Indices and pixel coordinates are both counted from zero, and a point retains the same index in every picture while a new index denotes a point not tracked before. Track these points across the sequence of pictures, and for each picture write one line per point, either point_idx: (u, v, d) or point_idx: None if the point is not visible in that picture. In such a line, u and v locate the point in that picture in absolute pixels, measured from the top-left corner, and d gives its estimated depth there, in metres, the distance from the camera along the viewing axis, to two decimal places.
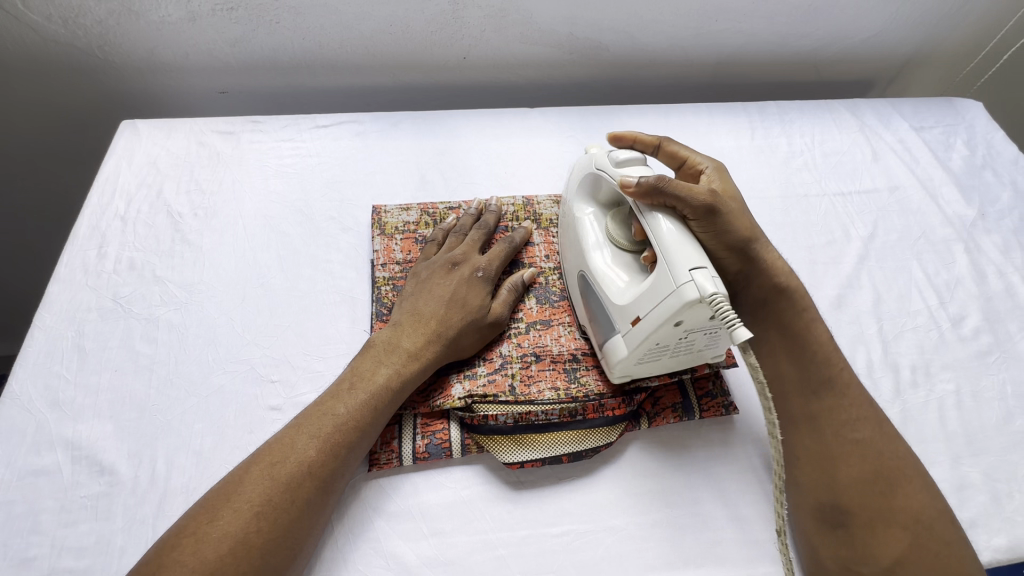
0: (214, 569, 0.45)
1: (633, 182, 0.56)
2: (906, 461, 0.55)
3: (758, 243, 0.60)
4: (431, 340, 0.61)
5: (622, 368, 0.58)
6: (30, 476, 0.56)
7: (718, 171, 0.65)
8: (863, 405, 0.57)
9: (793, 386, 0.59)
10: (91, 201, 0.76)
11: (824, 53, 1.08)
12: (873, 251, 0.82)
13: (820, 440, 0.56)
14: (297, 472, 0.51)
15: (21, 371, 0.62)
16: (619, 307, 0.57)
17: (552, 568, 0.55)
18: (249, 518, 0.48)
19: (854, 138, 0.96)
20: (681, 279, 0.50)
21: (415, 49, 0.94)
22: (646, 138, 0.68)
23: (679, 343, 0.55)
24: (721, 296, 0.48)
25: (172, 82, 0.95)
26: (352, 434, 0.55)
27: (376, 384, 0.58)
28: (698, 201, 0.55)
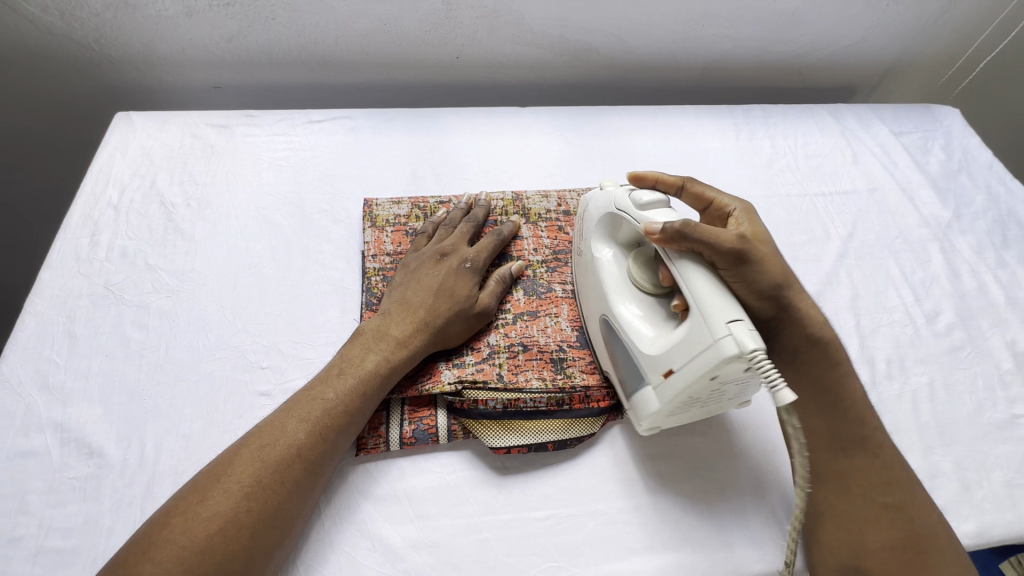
0: (203, 547, 0.46)
1: (658, 228, 0.55)
2: (937, 529, 0.54)
3: (792, 289, 0.57)
4: (420, 329, 0.63)
5: (655, 420, 0.58)
6: (17, 458, 0.56)
7: (747, 213, 0.63)
8: (896, 468, 0.56)
9: (823, 442, 0.58)
10: (84, 191, 0.77)
11: (807, 60, 1.11)
12: (851, 249, 0.84)
13: (851, 502, 0.55)
14: (287, 454, 0.52)
15: (11, 355, 0.63)
16: (650, 357, 0.56)
17: (535, 551, 0.56)
18: (239, 499, 0.49)
19: (836, 141, 0.99)
20: (718, 334, 0.49)
21: (409, 48, 0.96)
22: (669, 178, 0.67)
23: (714, 392, 0.54)
24: (761, 353, 0.47)
25: (167, 76, 0.96)
26: (341, 417, 0.56)
27: (365, 370, 0.59)
28: (725, 247, 0.53)
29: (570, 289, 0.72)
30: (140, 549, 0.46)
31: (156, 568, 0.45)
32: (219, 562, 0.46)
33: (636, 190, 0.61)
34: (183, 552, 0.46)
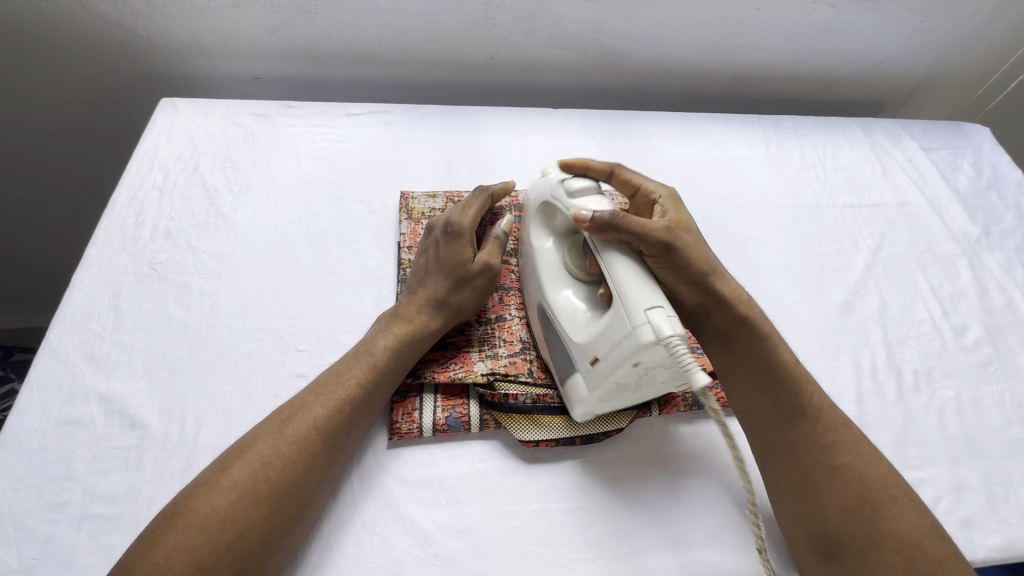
0: (225, 515, 0.47)
1: (587, 217, 0.56)
2: (888, 480, 0.54)
3: (716, 275, 0.61)
4: (427, 307, 0.65)
5: (585, 408, 0.59)
6: (64, 425, 0.58)
7: (671, 199, 0.66)
8: (839, 427, 0.57)
9: (767, 413, 0.59)
10: (130, 172, 0.80)
11: (838, 73, 1.12)
12: (879, 261, 0.85)
13: (804, 469, 0.55)
14: (304, 428, 0.54)
15: (58, 326, 0.64)
16: (579, 345, 0.57)
17: (563, 542, 0.57)
18: (258, 469, 0.50)
19: (865, 155, 0.99)
20: (637, 321, 0.50)
21: (447, 47, 0.97)
22: (598, 165, 0.70)
23: (639, 379, 0.55)
24: (677, 339, 0.48)
25: (209, 65, 0.98)
26: (356, 395, 0.57)
27: (375, 352, 0.60)
28: (654, 237, 0.56)
29: None
30: (169, 518, 0.47)
31: (179, 535, 0.46)
32: (237, 532, 0.47)
33: (569, 178, 0.63)
34: (207, 521, 0.47)
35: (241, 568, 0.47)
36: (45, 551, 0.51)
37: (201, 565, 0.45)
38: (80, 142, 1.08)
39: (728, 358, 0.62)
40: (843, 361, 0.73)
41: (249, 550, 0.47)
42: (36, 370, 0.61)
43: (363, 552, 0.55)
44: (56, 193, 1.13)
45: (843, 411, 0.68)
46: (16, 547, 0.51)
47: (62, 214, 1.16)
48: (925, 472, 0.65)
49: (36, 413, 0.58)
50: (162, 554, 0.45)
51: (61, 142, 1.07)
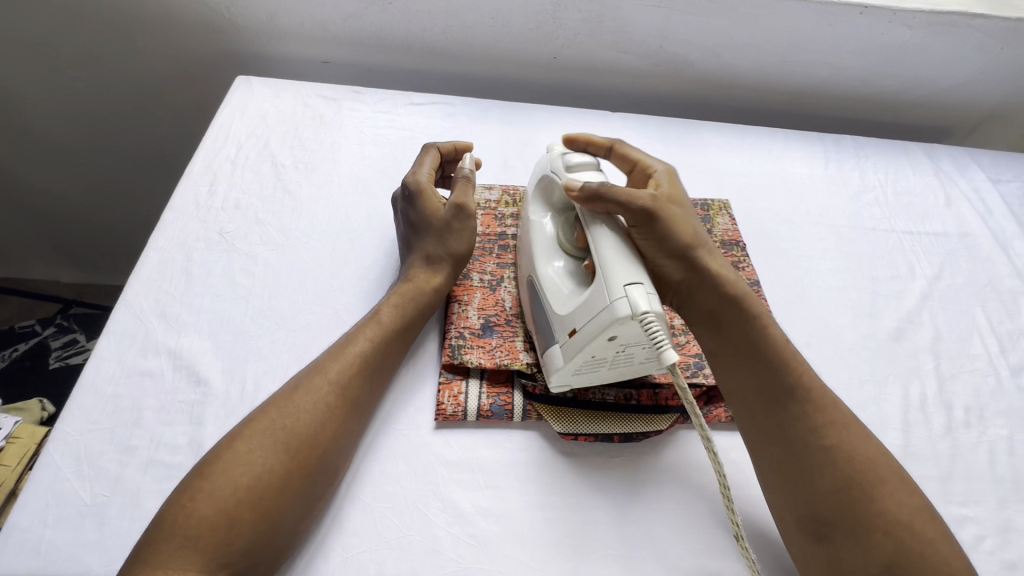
0: (250, 461, 0.50)
1: (578, 186, 0.62)
2: (880, 460, 0.54)
3: (701, 249, 0.63)
4: (425, 268, 0.69)
5: (560, 377, 0.60)
6: (135, 375, 0.62)
7: (668, 174, 0.69)
8: (831, 408, 0.57)
9: (755, 395, 0.59)
10: (206, 143, 0.84)
11: (905, 96, 1.09)
12: (937, 291, 0.82)
13: (793, 448, 0.55)
14: (323, 385, 0.57)
15: (135, 283, 0.69)
16: (560, 317, 0.59)
17: (597, 538, 0.58)
18: (273, 418, 0.54)
19: (929, 182, 0.97)
20: (615, 295, 0.53)
21: (511, 44, 0.99)
22: (598, 140, 0.72)
23: (616, 355, 0.57)
24: (651, 316, 0.52)
25: (283, 48, 1.02)
26: (371, 358, 0.61)
27: (383, 320, 0.64)
28: (635, 204, 0.60)
29: None
30: (203, 466, 0.51)
31: (209, 481, 0.49)
32: (257, 477, 0.50)
33: (569, 153, 0.67)
34: (233, 467, 0.50)
35: (262, 513, 0.49)
36: (114, 490, 0.55)
37: (226, 509, 0.48)
38: (159, 111, 1.15)
39: (718, 339, 0.62)
40: (890, 390, 0.71)
41: (268, 495, 0.50)
42: (113, 322, 0.65)
43: (405, 525, 0.56)
44: (134, 159, 1.23)
45: (889, 439, 0.67)
46: (89, 483, 0.55)
47: (140, 181, 1.27)
48: (971, 509, 0.63)
49: (113, 361, 0.63)
50: (190, 499, 0.48)
51: (141, 111, 1.14)
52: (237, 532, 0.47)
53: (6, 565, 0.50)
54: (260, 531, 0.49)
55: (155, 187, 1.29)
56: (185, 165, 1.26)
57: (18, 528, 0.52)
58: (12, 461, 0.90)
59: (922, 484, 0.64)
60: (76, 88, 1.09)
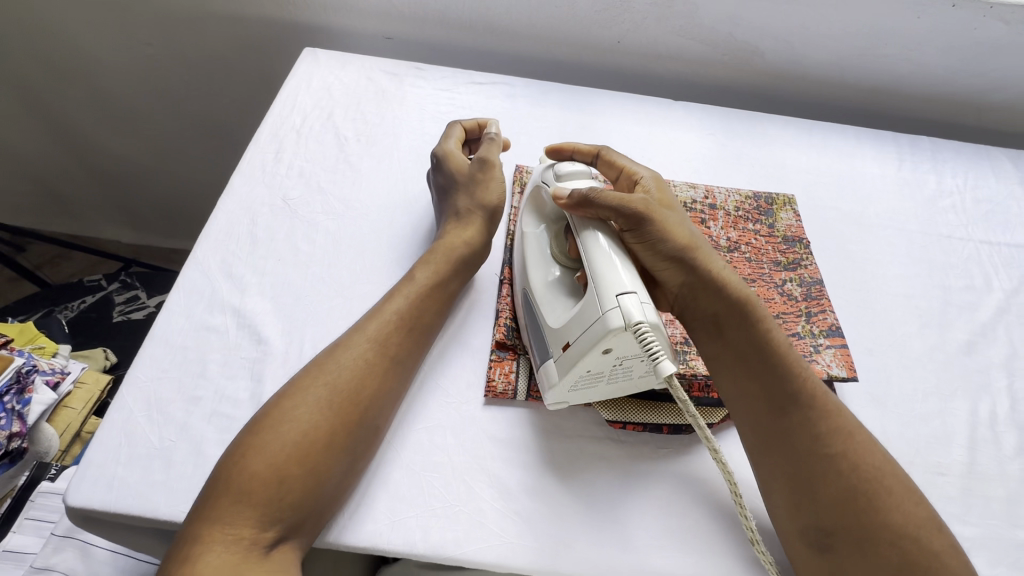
0: (302, 416, 0.53)
1: (566, 195, 0.61)
2: (885, 469, 0.52)
3: (697, 253, 0.60)
4: (458, 224, 0.71)
5: (556, 395, 0.58)
6: (202, 330, 0.65)
7: (654, 181, 0.67)
8: (834, 414, 0.55)
9: (758, 403, 0.56)
10: (273, 112, 0.86)
11: (991, 97, 1.03)
12: (1015, 306, 0.78)
13: (798, 456, 0.53)
14: (363, 345, 0.59)
15: (204, 243, 0.72)
16: (553, 331, 0.58)
17: (642, 526, 0.57)
18: (315, 374, 0.56)
19: (1012, 189, 0.91)
20: (607, 305, 0.52)
21: (576, 26, 0.97)
22: (585, 148, 0.70)
23: (614, 368, 0.56)
24: (645, 325, 0.51)
25: (348, 21, 1.03)
26: (408, 320, 0.62)
27: (419, 284, 0.65)
28: (627, 208, 0.58)
29: None
30: (252, 425, 0.53)
31: (270, 425, 0.52)
32: (302, 433, 0.52)
33: (558, 163, 0.66)
34: (285, 418, 0.53)
35: (305, 467, 0.51)
36: (181, 435, 0.58)
37: (286, 457, 0.51)
38: (224, 80, 1.18)
39: (715, 345, 0.59)
40: (958, 405, 0.68)
41: (309, 452, 0.52)
42: (183, 278, 0.68)
43: (452, 495, 0.57)
44: (202, 128, 1.28)
45: (953, 455, 0.64)
46: (158, 428, 0.58)
47: (204, 149, 1.33)
48: None
49: (182, 314, 0.66)
50: (244, 448, 0.51)
51: (209, 80, 1.18)
52: (288, 486, 0.50)
53: (83, 496, 0.54)
54: (310, 485, 0.51)
55: (218, 155, 1.34)
56: (247, 135, 1.30)
57: (95, 463, 0.55)
58: (78, 404, 0.98)
59: (987, 504, 0.61)
60: (151, 55, 1.14)
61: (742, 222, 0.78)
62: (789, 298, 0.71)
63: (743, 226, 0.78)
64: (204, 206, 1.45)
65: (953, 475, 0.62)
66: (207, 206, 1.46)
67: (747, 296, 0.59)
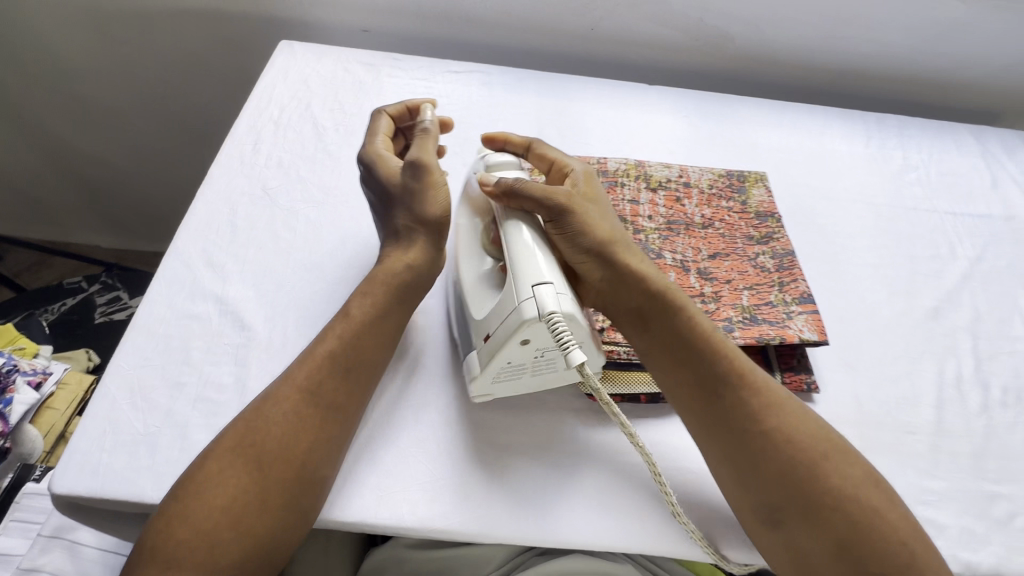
0: (248, 460, 0.51)
1: (491, 182, 0.63)
2: (819, 435, 0.54)
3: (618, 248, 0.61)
4: (397, 244, 0.65)
5: (479, 386, 0.59)
6: (184, 318, 0.65)
7: (585, 175, 0.67)
8: (761, 391, 0.56)
9: (690, 393, 0.57)
10: (250, 104, 0.86)
11: (953, 76, 1.06)
12: (979, 272, 0.81)
13: (735, 440, 0.54)
14: (291, 395, 0.55)
15: (184, 233, 0.72)
16: (477, 322, 0.59)
17: (624, 491, 0.59)
18: (245, 430, 0.53)
19: (975, 163, 0.94)
20: (523, 296, 0.53)
21: (550, 15, 0.99)
22: (518, 139, 0.71)
23: (535, 360, 0.57)
24: (558, 315, 0.51)
25: (323, 14, 1.04)
26: (341, 363, 0.58)
27: (355, 321, 0.60)
28: (552, 199, 0.59)
29: (680, 258, 0.73)
30: (180, 487, 0.51)
31: (229, 458, 0.51)
32: (231, 495, 0.50)
33: (490, 153, 0.68)
34: (234, 452, 0.52)
35: (246, 531, 0.49)
36: (165, 421, 0.58)
37: (246, 489, 0.50)
38: (200, 77, 1.18)
39: (643, 340, 0.60)
40: (926, 367, 0.71)
41: (246, 514, 0.50)
42: (164, 268, 0.68)
43: (440, 468, 0.58)
44: (179, 128, 1.27)
45: (921, 414, 0.66)
46: (143, 414, 0.58)
47: (181, 149, 1.32)
48: (1004, 488, 0.62)
49: (164, 304, 0.66)
50: (191, 497, 0.49)
51: (186, 78, 1.18)
52: (220, 550, 0.48)
53: (69, 484, 0.54)
54: (248, 545, 0.49)
55: (197, 153, 1.33)
56: (225, 132, 1.30)
57: (79, 451, 0.55)
58: (61, 406, 0.98)
59: (954, 459, 0.63)
60: (126, 54, 1.13)
61: (716, 199, 0.80)
62: (762, 270, 0.73)
63: (716, 203, 0.80)
64: (182, 207, 1.44)
65: (922, 434, 0.65)
66: (185, 205, 1.44)
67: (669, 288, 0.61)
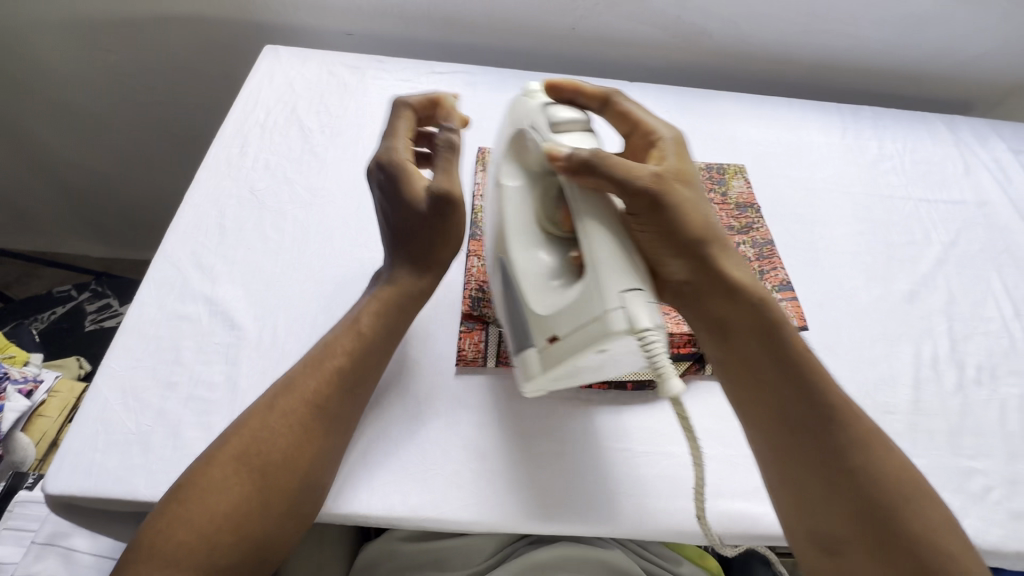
0: (248, 466, 0.52)
1: (563, 154, 0.52)
2: (901, 475, 0.51)
3: (711, 240, 0.56)
4: (410, 269, 0.64)
5: (535, 383, 0.55)
6: (175, 319, 0.66)
7: (674, 143, 0.60)
8: (850, 425, 0.53)
9: (771, 416, 0.54)
10: (236, 108, 0.87)
11: (927, 68, 1.09)
12: (953, 257, 0.83)
13: (811, 467, 0.52)
14: (294, 405, 0.55)
15: (173, 236, 0.73)
16: (535, 317, 0.52)
17: (610, 477, 0.60)
18: (247, 439, 0.53)
19: (948, 151, 0.97)
20: (609, 304, 0.46)
21: (531, 15, 1.01)
22: (590, 90, 0.65)
23: (601, 366, 0.52)
24: (653, 332, 0.46)
25: (308, 19, 1.05)
26: (345, 374, 0.58)
27: (361, 330, 0.60)
28: (636, 185, 0.52)
29: None
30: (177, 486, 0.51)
31: (229, 463, 0.52)
32: (233, 504, 0.50)
33: (553, 108, 0.59)
34: (232, 458, 0.52)
35: (244, 535, 0.50)
36: (157, 420, 0.59)
37: (243, 494, 0.51)
38: (187, 84, 1.19)
39: (722, 348, 0.57)
40: (903, 349, 0.72)
41: (245, 520, 0.50)
42: (153, 271, 0.69)
43: (428, 460, 0.59)
44: (167, 135, 1.28)
45: (899, 394, 0.68)
46: (135, 414, 0.59)
47: (169, 156, 1.32)
48: (979, 463, 0.64)
49: (154, 305, 0.66)
50: (187, 501, 0.50)
51: (173, 85, 1.19)
52: (219, 553, 0.49)
53: (62, 484, 0.54)
54: (244, 550, 0.50)
55: (185, 159, 1.33)
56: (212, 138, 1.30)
57: (72, 451, 0.56)
58: (53, 413, 0.98)
59: (930, 437, 0.65)
60: (112, 61, 1.14)
61: None
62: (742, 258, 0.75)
63: None
64: (170, 213, 1.44)
65: (900, 413, 0.67)
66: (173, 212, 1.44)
67: (762, 293, 0.57)
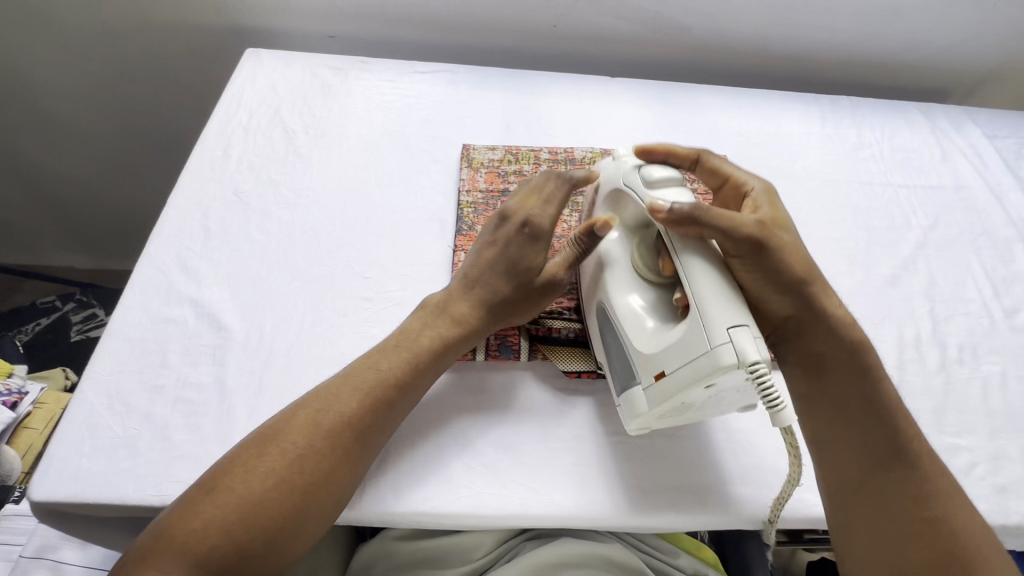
0: (282, 479, 0.50)
1: (665, 207, 0.54)
2: (980, 532, 0.52)
3: (813, 283, 0.58)
4: (483, 313, 0.64)
5: (640, 423, 0.57)
6: (160, 322, 0.65)
7: (766, 192, 0.62)
8: (935, 475, 0.54)
9: (857, 457, 0.55)
10: (218, 111, 0.87)
11: (902, 57, 1.11)
12: (933, 240, 0.84)
13: (890, 510, 0.53)
14: (338, 424, 0.54)
15: (157, 240, 0.72)
16: (642, 356, 0.55)
17: (597, 468, 0.61)
18: (291, 459, 0.51)
19: (925, 138, 0.99)
20: (716, 341, 0.48)
21: (512, 14, 1.02)
22: (682, 151, 0.65)
23: (707, 400, 0.54)
24: (761, 365, 0.47)
25: (289, 22, 1.05)
26: (393, 393, 0.57)
27: (420, 346, 0.60)
28: (739, 231, 0.54)
29: None
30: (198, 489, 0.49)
31: (261, 474, 0.50)
32: (273, 517, 0.49)
33: (647, 167, 0.60)
34: (262, 469, 0.50)
35: (272, 547, 0.49)
36: (144, 423, 0.58)
37: (270, 504, 0.49)
38: (170, 90, 1.18)
39: (812, 383, 0.58)
40: (886, 331, 0.74)
41: (276, 534, 0.49)
42: (138, 275, 0.69)
43: (422, 458, 0.60)
44: (152, 143, 1.27)
45: None
46: (121, 418, 0.58)
47: (154, 163, 1.31)
48: (963, 440, 0.65)
49: (139, 309, 0.66)
50: (211, 513, 0.48)
51: (155, 92, 1.18)
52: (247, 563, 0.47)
53: (48, 491, 0.54)
54: (267, 560, 0.49)
55: (170, 167, 1.32)
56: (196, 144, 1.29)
57: (58, 457, 0.56)
58: (39, 425, 0.96)
59: (915, 416, 0.66)
60: (93, 70, 1.13)
61: None
62: None
63: None
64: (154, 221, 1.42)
65: None
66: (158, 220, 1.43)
67: (862, 337, 0.58)
